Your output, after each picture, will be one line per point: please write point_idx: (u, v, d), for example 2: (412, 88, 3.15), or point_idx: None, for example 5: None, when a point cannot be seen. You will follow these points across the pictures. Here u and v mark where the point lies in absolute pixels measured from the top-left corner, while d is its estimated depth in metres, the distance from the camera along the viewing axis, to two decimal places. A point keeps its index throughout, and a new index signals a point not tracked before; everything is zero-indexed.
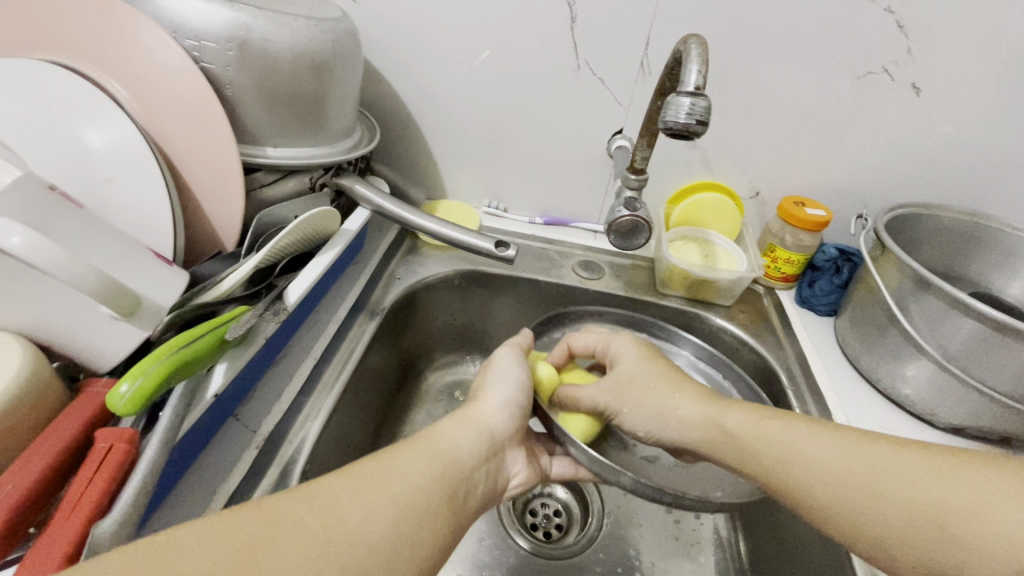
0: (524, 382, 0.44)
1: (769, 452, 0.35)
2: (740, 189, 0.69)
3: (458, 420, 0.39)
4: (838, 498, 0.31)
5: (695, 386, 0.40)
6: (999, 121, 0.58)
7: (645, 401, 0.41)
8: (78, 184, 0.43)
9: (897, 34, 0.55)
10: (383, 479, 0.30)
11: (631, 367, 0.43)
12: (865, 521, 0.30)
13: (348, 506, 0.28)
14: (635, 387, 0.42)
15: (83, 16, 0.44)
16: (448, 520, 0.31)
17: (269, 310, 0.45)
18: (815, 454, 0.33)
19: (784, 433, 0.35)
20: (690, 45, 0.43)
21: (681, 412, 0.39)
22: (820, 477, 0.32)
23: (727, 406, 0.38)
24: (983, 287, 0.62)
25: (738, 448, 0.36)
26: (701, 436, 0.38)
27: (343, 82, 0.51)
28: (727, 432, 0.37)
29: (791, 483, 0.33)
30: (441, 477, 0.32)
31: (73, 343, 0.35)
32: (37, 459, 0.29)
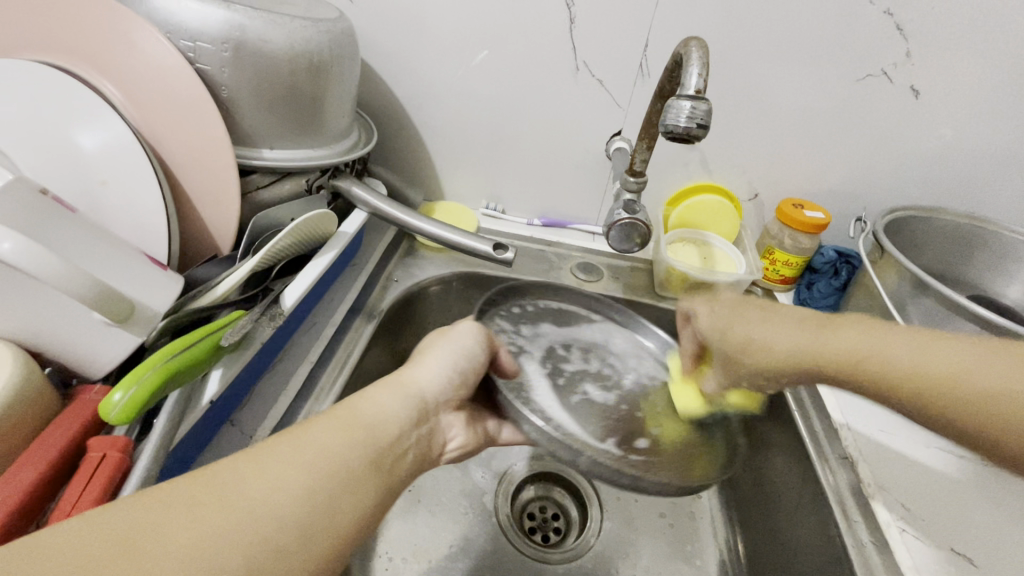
0: (473, 354, 0.42)
1: (869, 360, 0.33)
2: (739, 191, 0.69)
3: (387, 383, 0.38)
4: (956, 394, 0.31)
5: (793, 315, 0.38)
6: (998, 125, 0.58)
7: (769, 336, 0.37)
8: (71, 186, 0.42)
9: (897, 37, 0.55)
10: (294, 451, 0.28)
11: (712, 317, 0.42)
12: (983, 413, 0.30)
13: (251, 482, 0.26)
14: (744, 343, 0.38)
15: (75, 15, 0.44)
16: (369, 490, 0.30)
17: (265, 314, 0.44)
18: (920, 355, 0.32)
19: (873, 338, 0.34)
20: (690, 48, 0.43)
21: (780, 348, 0.36)
22: (930, 377, 0.31)
23: (823, 330, 0.35)
24: (981, 290, 0.62)
25: (843, 362, 0.34)
26: (804, 364, 0.35)
27: (340, 83, 0.51)
28: (832, 353, 0.34)
29: (896, 388, 0.32)
30: (361, 443, 0.31)
31: (65, 349, 0.34)
32: (28, 468, 0.28)
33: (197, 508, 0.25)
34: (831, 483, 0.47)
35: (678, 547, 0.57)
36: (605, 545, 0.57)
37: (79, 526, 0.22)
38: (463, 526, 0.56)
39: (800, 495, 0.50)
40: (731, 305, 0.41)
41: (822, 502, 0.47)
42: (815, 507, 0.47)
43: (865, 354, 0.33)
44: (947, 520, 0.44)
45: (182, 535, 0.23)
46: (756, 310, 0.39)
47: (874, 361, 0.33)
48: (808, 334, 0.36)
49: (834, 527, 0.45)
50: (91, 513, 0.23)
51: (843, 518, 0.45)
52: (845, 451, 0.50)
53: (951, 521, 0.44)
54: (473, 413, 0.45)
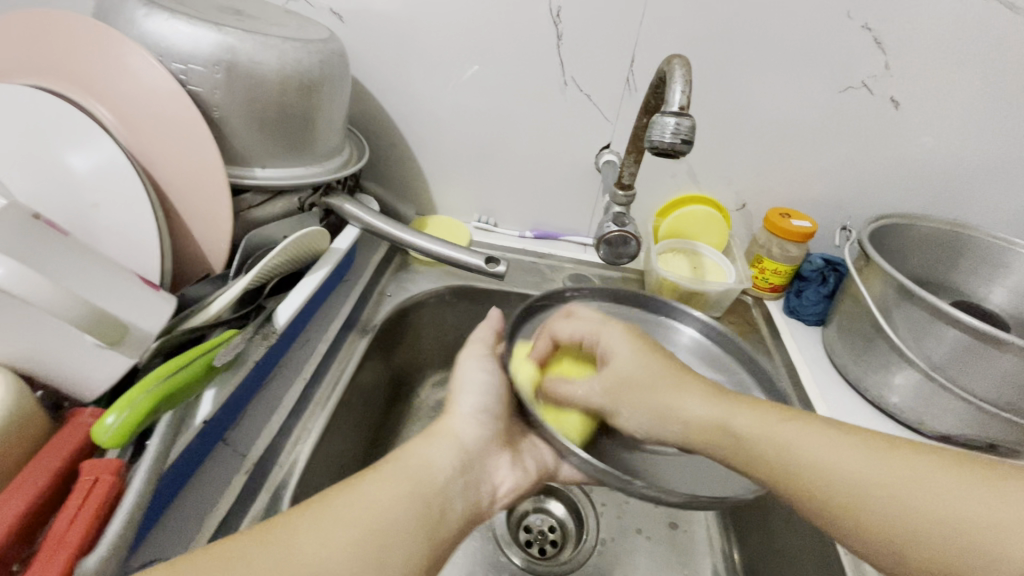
0: (496, 386, 0.43)
1: (772, 458, 0.33)
2: (727, 202, 0.70)
3: (431, 437, 0.38)
4: (868, 503, 0.30)
5: (702, 386, 0.37)
6: (975, 134, 0.59)
7: (642, 409, 0.37)
8: (66, 209, 0.43)
9: (875, 50, 0.56)
10: (343, 506, 0.30)
11: (626, 366, 0.39)
12: (906, 540, 0.28)
13: (304, 538, 0.28)
14: (650, 392, 0.37)
15: (68, 39, 0.44)
16: (421, 543, 0.31)
17: (258, 333, 0.45)
18: (755, 432, 0.33)
19: (798, 436, 0.33)
20: (673, 65, 0.44)
21: (671, 412, 0.36)
22: (851, 493, 0.30)
23: (720, 405, 0.35)
24: (967, 295, 0.64)
25: (744, 455, 0.34)
26: (697, 437, 0.35)
27: (331, 102, 0.52)
28: (713, 429, 0.35)
29: (827, 498, 0.31)
30: (410, 496, 0.32)
31: (58, 372, 0.35)
32: (20, 496, 0.28)
33: (254, 565, 0.26)
34: None
35: (670, 556, 0.57)
36: (602, 558, 0.57)
37: None
38: (460, 541, 0.56)
39: (793, 502, 0.50)
40: (645, 353, 0.39)
41: None
42: (809, 515, 0.48)
43: (752, 443, 0.33)
44: None
45: None
46: (663, 366, 0.38)
47: (767, 454, 0.33)
48: (708, 404, 0.35)
49: (827, 532, 0.45)
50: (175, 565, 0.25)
51: None
52: None
53: None
54: (512, 443, 0.43)
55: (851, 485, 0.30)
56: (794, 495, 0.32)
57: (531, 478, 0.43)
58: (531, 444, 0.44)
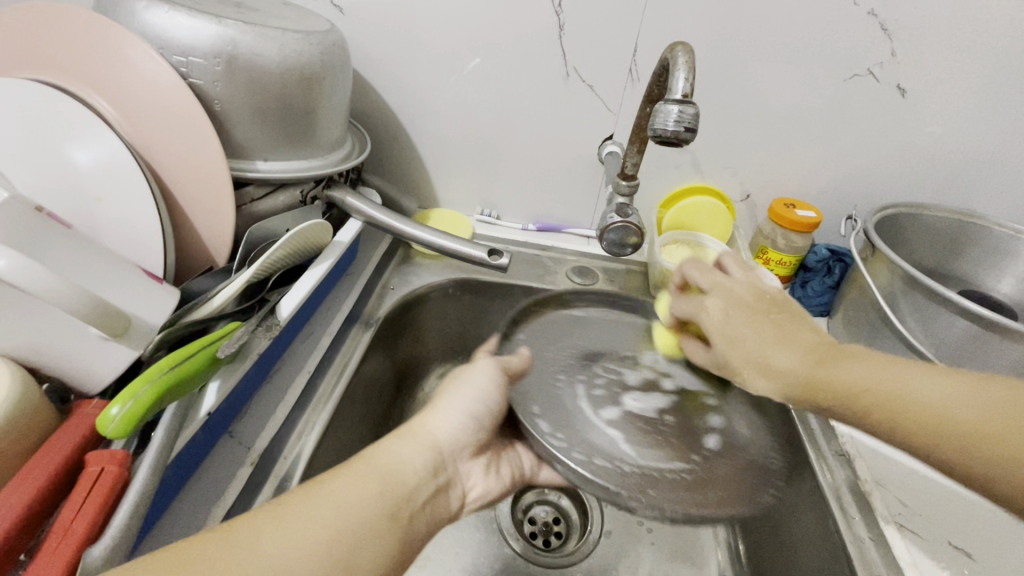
0: (491, 396, 0.42)
1: (880, 398, 0.34)
2: (731, 192, 0.69)
3: (405, 437, 0.38)
4: (971, 435, 0.31)
5: (803, 337, 0.39)
6: (983, 121, 0.59)
7: (761, 351, 0.39)
8: (68, 203, 0.43)
9: (881, 37, 0.55)
10: (311, 506, 0.29)
11: (717, 321, 0.43)
12: (982, 460, 0.31)
13: (267, 537, 0.27)
14: (745, 357, 0.40)
15: (67, 31, 0.44)
16: (387, 546, 0.31)
17: (261, 325, 0.44)
18: (866, 377, 0.35)
19: (885, 372, 0.35)
20: (676, 53, 0.43)
21: (779, 369, 0.38)
22: (964, 428, 0.32)
23: (844, 360, 0.37)
24: (974, 285, 0.63)
25: (835, 393, 0.35)
26: (795, 393, 0.37)
27: (332, 94, 0.51)
28: (833, 388, 0.35)
29: (931, 435, 0.33)
30: (379, 496, 0.32)
31: (62, 364, 0.35)
32: (24, 488, 0.29)
33: (213, 568, 0.25)
34: (829, 479, 0.48)
35: (674, 548, 0.57)
36: (606, 550, 0.57)
37: None
38: (465, 533, 0.56)
39: (798, 493, 0.50)
40: (739, 310, 0.42)
41: (820, 501, 0.47)
42: (814, 506, 0.48)
43: (865, 391, 0.35)
44: (941, 514, 0.45)
45: None
46: (766, 322, 0.40)
47: (880, 396, 0.34)
48: (810, 361, 0.37)
49: (833, 523, 0.45)
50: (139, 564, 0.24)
51: (842, 515, 0.45)
52: (842, 449, 0.50)
53: (946, 516, 0.45)
54: (491, 454, 0.45)
55: (955, 421, 0.32)
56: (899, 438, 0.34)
57: (507, 484, 0.45)
58: (512, 453, 0.47)
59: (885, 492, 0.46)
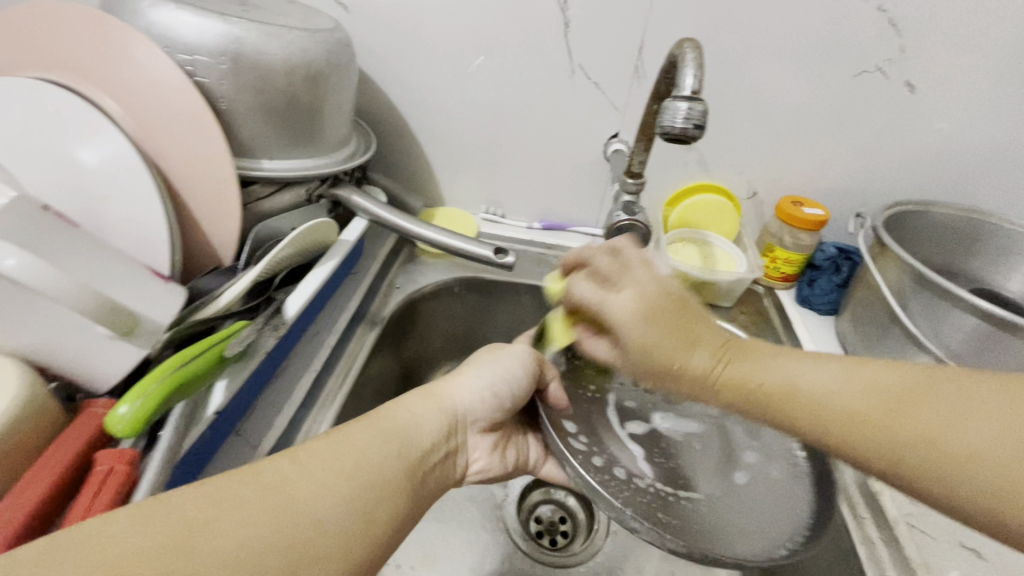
0: (516, 377, 0.43)
1: (773, 390, 0.31)
2: (737, 190, 0.69)
3: (425, 397, 0.39)
4: (859, 423, 0.29)
5: (703, 331, 0.34)
6: (993, 118, 0.58)
7: (672, 351, 0.33)
8: (75, 202, 0.43)
9: (890, 33, 0.55)
10: (337, 454, 0.30)
11: (626, 323, 0.35)
12: (873, 449, 0.28)
13: (293, 479, 0.27)
14: (654, 358, 0.34)
15: (73, 30, 0.44)
16: (404, 502, 0.31)
17: (268, 324, 0.45)
18: (763, 368, 0.32)
19: (797, 365, 0.31)
20: (684, 49, 0.43)
21: (687, 376, 0.33)
22: (843, 417, 0.29)
23: (729, 359, 0.33)
24: (984, 283, 0.63)
25: (740, 393, 0.32)
26: (705, 391, 0.33)
27: (338, 92, 0.51)
28: (734, 384, 0.32)
29: (820, 422, 0.30)
30: (397, 452, 0.32)
31: (70, 363, 0.35)
32: (34, 487, 0.29)
33: (244, 507, 0.25)
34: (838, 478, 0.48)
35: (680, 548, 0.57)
36: (612, 549, 0.57)
37: (130, 523, 0.23)
38: (471, 532, 0.56)
39: None
40: (652, 310, 0.34)
41: (828, 501, 0.47)
42: None
43: (763, 382, 0.32)
44: None
45: (222, 533, 0.24)
46: (674, 319, 0.34)
47: (775, 389, 0.31)
48: (708, 354, 0.33)
49: (842, 524, 0.45)
50: (177, 494, 0.25)
51: (851, 516, 0.45)
52: None
53: None
54: (502, 436, 0.45)
55: (843, 409, 0.29)
56: (801, 430, 0.31)
57: (507, 467, 0.44)
58: (519, 439, 0.47)
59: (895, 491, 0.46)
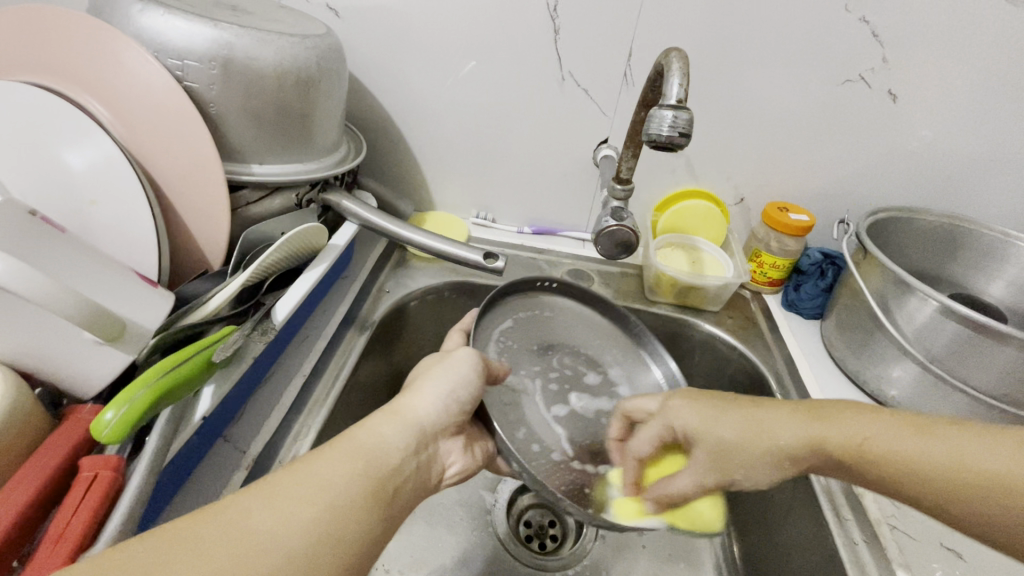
0: (470, 382, 0.41)
1: (878, 460, 0.34)
2: (724, 196, 0.70)
3: (385, 414, 0.38)
4: (971, 493, 0.32)
5: (793, 407, 0.38)
6: (973, 126, 0.59)
7: (746, 449, 0.37)
8: (62, 206, 0.43)
9: (873, 43, 0.56)
10: (299, 485, 0.29)
11: (700, 431, 0.39)
12: (999, 521, 0.31)
13: (255, 516, 0.27)
14: (743, 446, 0.37)
15: (61, 34, 0.44)
16: (373, 524, 0.31)
17: (257, 329, 0.44)
18: (865, 442, 0.35)
19: (875, 438, 0.35)
20: (671, 59, 0.43)
21: (781, 449, 0.36)
22: (967, 485, 0.32)
23: (827, 435, 0.36)
24: (965, 288, 0.64)
25: (838, 468, 0.36)
26: (804, 467, 0.37)
27: (328, 97, 0.51)
28: (834, 455, 0.35)
29: (929, 491, 0.33)
30: (361, 474, 0.32)
31: (55, 369, 0.34)
32: (17, 494, 0.28)
33: (203, 548, 0.25)
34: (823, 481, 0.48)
35: (669, 550, 0.57)
36: (601, 552, 0.57)
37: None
38: (460, 536, 0.56)
39: (792, 494, 0.51)
40: (721, 408, 0.39)
41: (813, 503, 0.48)
42: (808, 508, 0.48)
43: (868, 456, 0.35)
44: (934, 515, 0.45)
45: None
46: (751, 409, 0.38)
47: (882, 461, 0.34)
48: (808, 432, 0.36)
49: (826, 526, 0.45)
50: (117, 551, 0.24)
51: (835, 517, 0.46)
52: None
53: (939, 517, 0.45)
54: (468, 435, 0.45)
55: (959, 483, 0.32)
56: (910, 500, 0.34)
57: (479, 464, 0.45)
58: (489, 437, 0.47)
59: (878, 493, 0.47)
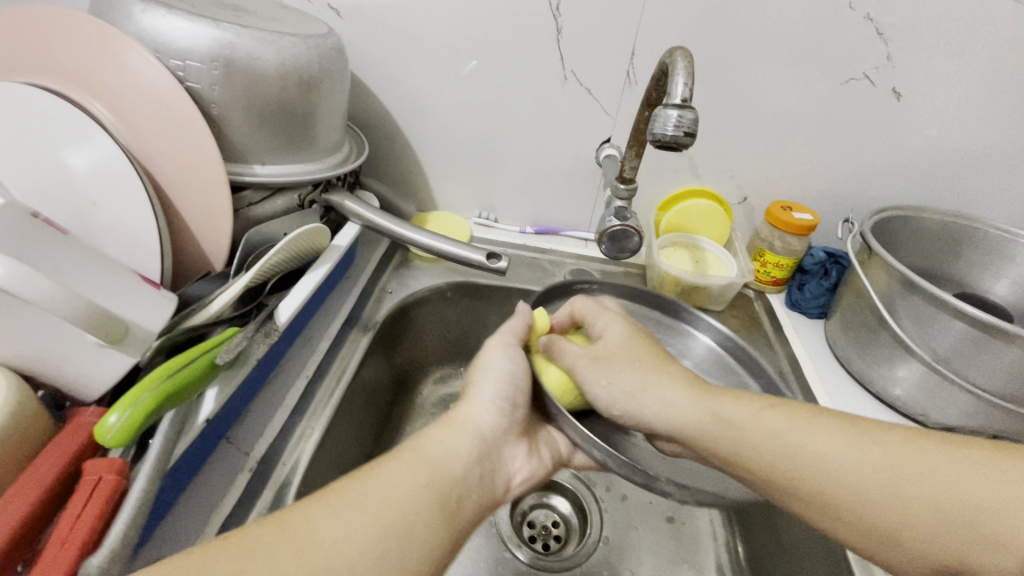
0: (519, 380, 0.42)
1: (763, 445, 0.34)
2: (728, 195, 0.69)
3: (446, 422, 0.38)
4: (852, 488, 0.31)
5: (692, 377, 0.38)
6: (977, 125, 0.59)
7: (631, 381, 0.38)
8: (63, 208, 0.43)
9: (877, 41, 0.56)
10: (361, 495, 0.30)
11: (615, 342, 0.41)
12: (875, 521, 0.31)
13: (323, 526, 0.28)
14: (632, 379, 0.38)
15: (61, 35, 0.44)
16: (441, 534, 0.31)
17: (260, 331, 0.44)
18: (754, 423, 0.35)
19: (790, 428, 0.34)
20: (675, 57, 0.43)
21: (659, 407, 0.37)
22: (853, 478, 0.31)
23: (720, 403, 0.36)
24: (969, 287, 0.64)
25: (735, 439, 0.35)
26: (690, 428, 0.36)
27: (330, 98, 0.51)
28: (717, 428, 0.35)
29: (815, 487, 0.32)
30: (427, 483, 0.32)
31: (58, 372, 0.34)
32: (21, 498, 0.28)
33: (277, 557, 0.26)
34: None
35: (673, 550, 0.57)
36: (605, 552, 0.57)
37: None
38: (464, 537, 0.56)
39: None
40: (632, 338, 0.42)
41: None
42: None
43: (762, 446, 0.34)
44: None
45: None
46: (653, 357, 0.40)
47: (773, 451, 0.33)
48: (703, 403, 0.36)
49: None
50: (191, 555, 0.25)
51: None
52: None
53: None
54: (531, 437, 0.44)
55: (839, 474, 0.32)
56: (783, 490, 0.33)
57: (546, 468, 0.44)
58: (547, 434, 0.46)
59: None
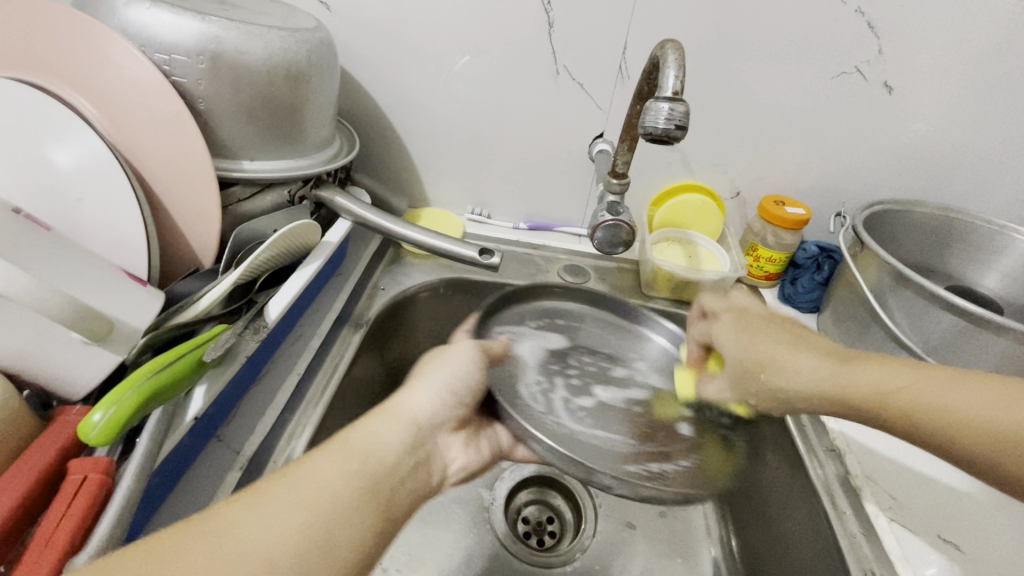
0: (469, 375, 0.42)
1: (911, 405, 0.36)
2: (721, 190, 0.69)
3: (385, 411, 0.38)
4: (1001, 437, 0.33)
5: (820, 346, 0.41)
6: (968, 118, 0.59)
7: (796, 370, 0.40)
8: (47, 205, 0.42)
9: (868, 35, 0.56)
10: (284, 487, 0.29)
11: (733, 347, 0.43)
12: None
13: (243, 521, 0.26)
14: (765, 365, 0.41)
15: (44, 29, 0.43)
16: (370, 523, 0.30)
17: (248, 327, 0.44)
18: (889, 384, 0.37)
19: (928, 388, 0.36)
20: (666, 51, 0.43)
21: (856, 387, 0.37)
22: (990, 424, 0.33)
23: (845, 367, 0.38)
24: (960, 280, 0.64)
25: (887, 402, 0.37)
26: (821, 397, 0.39)
27: (320, 92, 0.51)
28: (857, 390, 0.37)
29: (951, 435, 0.35)
30: (357, 473, 0.31)
31: (42, 371, 0.34)
32: (2, 498, 0.28)
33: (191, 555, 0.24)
34: (820, 474, 0.48)
35: (667, 544, 0.57)
36: (599, 547, 0.57)
37: None
38: (459, 534, 0.56)
39: (790, 488, 0.51)
40: (747, 327, 0.44)
41: (812, 497, 0.47)
42: (807, 502, 0.48)
43: (901, 400, 0.36)
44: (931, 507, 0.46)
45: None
46: (785, 335, 0.42)
47: (909, 404, 0.36)
48: (829, 367, 0.39)
49: (825, 520, 0.45)
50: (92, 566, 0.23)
51: (833, 510, 0.46)
52: (832, 443, 0.50)
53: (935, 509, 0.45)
54: (469, 431, 0.44)
55: (984, 424, 0.34)
56: (944, 446, 0.35)
57: (484, 459, 0.45)
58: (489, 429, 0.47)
59: (875, 486, 0.47)
